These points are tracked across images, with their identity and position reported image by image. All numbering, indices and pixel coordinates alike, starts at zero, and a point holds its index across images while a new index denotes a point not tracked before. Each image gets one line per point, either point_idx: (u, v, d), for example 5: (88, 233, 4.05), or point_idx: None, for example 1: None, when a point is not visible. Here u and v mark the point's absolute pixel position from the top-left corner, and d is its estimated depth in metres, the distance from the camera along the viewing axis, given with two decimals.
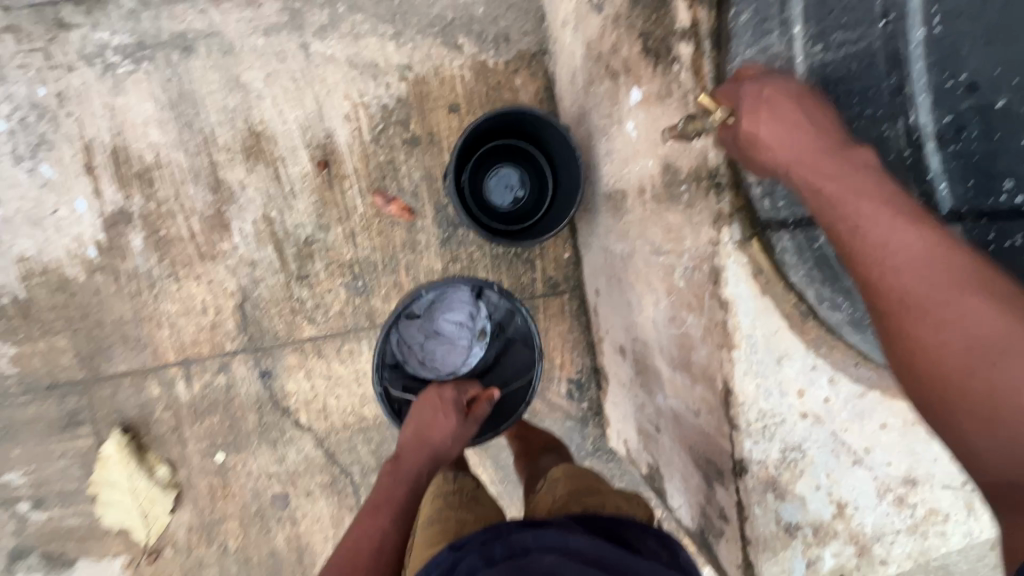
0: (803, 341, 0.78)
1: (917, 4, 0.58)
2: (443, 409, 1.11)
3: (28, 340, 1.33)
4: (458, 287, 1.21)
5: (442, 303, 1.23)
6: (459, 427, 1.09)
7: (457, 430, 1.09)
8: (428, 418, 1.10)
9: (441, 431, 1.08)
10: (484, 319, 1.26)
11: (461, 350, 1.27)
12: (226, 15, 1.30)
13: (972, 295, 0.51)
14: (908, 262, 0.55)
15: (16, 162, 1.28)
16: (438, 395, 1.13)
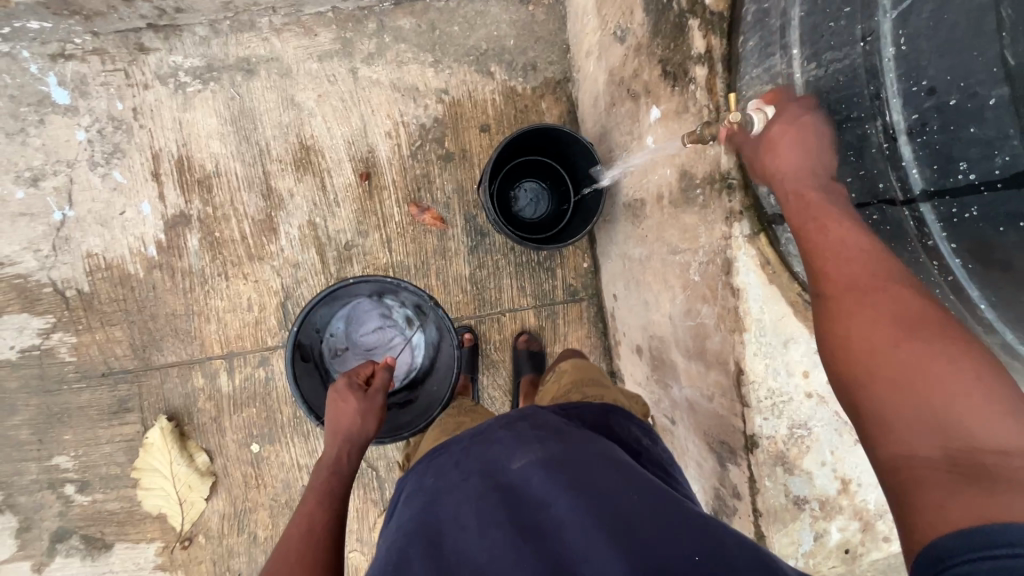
0: (807, 327, 0.86)
1: (889, 24, 0.52)
2: (341, 397, 1.07)
3: (88, 330, 1.44)
4: (357, 301, 1.37)
5: (356, 324, 1.39)
6: (361, 405, 1.05)
7: (361, 409, 1.05)
8: (335, 412, 1.05)
9: (352, 417, 1.04)
10: (399, 312, 1.39)
11: (403, 344, 1.41)
12: (286, 43, 1.45)
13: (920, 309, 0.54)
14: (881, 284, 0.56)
15: (91, 168, 1.41)
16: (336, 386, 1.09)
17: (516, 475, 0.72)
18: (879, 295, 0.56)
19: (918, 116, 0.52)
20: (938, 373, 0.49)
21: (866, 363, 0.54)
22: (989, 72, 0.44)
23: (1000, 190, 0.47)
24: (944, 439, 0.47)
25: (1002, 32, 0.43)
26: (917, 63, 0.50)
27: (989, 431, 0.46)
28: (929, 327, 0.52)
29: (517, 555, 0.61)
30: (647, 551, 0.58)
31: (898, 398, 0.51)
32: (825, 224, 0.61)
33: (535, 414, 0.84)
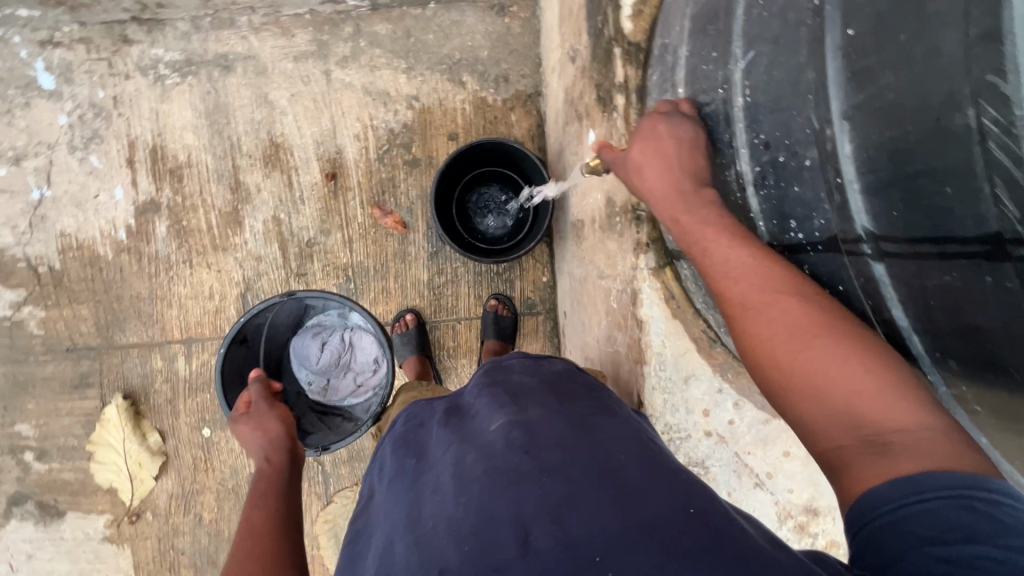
0: (710, 365, 0.85)
1: (738, 74, 0.52)
2: (238, 424, 1.03)
3: (56, 306, 1.50)
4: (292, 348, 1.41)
5: (310, 357, 1.41)
6: (252, 421, 1.02)
7: (257, 422, 1.02)
8: (244, 438, 1.02)
9: (257, 431, 1.00)
10: (330, 318, 1.43)
11: (361, 340, 1.43)
12: (263, 42, 1.49)
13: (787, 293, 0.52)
14: (744, 271, 0.55)
15: (70, 151, 1.48)
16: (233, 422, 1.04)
17: (491, 431, 0.67)
18: (767, 306, 0.52)
19: (759, 169, 0.51)
20: (834, 368, 0.48)
21: (774, 366, 0.52)
22: (803, 132, 0.44)
23: (821, 251, 0.47)
24: (855, 424, 0.47)
25: (810, 95, 0.42)
26: (756, 115, 0.50)
27: (891, 409, 0.45)
28: (813, 316, 0.50)
29: (491, 509, 0.57)
30: (638, 501, 0.55)
31: (807, 400, 0.49)
32: (704, 232, 0.58)
33: (509, 367, 0.80)
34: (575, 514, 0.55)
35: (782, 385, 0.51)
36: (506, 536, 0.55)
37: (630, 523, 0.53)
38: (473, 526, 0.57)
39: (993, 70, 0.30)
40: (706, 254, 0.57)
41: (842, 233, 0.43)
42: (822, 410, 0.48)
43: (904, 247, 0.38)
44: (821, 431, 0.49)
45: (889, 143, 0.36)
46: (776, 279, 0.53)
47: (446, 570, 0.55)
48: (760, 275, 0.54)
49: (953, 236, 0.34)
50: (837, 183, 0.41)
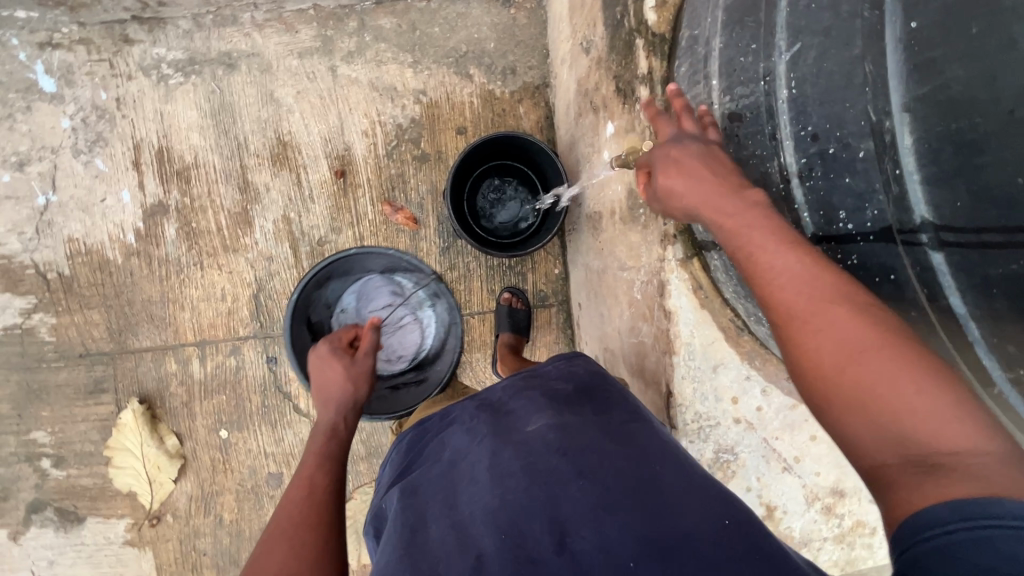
0: (737, 353, 0.86)
1: (782, 67, 0.52)
2: (329, 361, 1.02)
3: (67, 312, 1.49)
4: (370, 275, 1.37)
5: (370, 297, 1.38)
6: (348, 368, 1.01)
7: (349, 371, 1.01)
8: (324, 377, 1.01)
9: (347, 383, 0.99)
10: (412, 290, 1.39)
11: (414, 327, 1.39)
12: (267, 38, 1.47)
13: (838, 302, 0.49)
14: (792, 280, 0.52)
15: (74, 155, 1.46)
16: (320, 356, 1.03)
17: (529, 432, 0.70)
18: (816, 317, 0.50)
19: (805, 161, 0.52)
20: (890, 383, 0.46)
21: (820, 379, 0.49)
22: (858, 125, 0.44)
23: (873, 242, 0.48)
24: (904, 444, 0.45)
25: (867, 88, 0.43)
26: (804, 108, 0.50)
27: (951, 430, 0.43)
28: (867, 328, 0.48)
29: (529, 508, 0.61)
30: (676, 510, 0.58)
31: (854, 415, 0.47)
32: (748, 240, 0.55)
33: (543, 372, 0.83)
34: (610, 519, 0.58)
35: (826, 398, 0.49)
36: (543, 534, 0.59)
37: (665, 533, 0.56)
38: (510, 517, 0.61)
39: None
40: (751, 258, 0.55)
41: (898, 223, 0.44)
42: (870, 427, 0.46)
43: (965, 236, 0.39)
44: (868, 446, 0.47)
45: (955, 135, 0.37)
46: (826, 287, 0.50)
47: (482, 557, 0.58)
48: (809, 281, 0.51)
49: (1019, 225, 0.34)
50: (895, 174, 0.42)
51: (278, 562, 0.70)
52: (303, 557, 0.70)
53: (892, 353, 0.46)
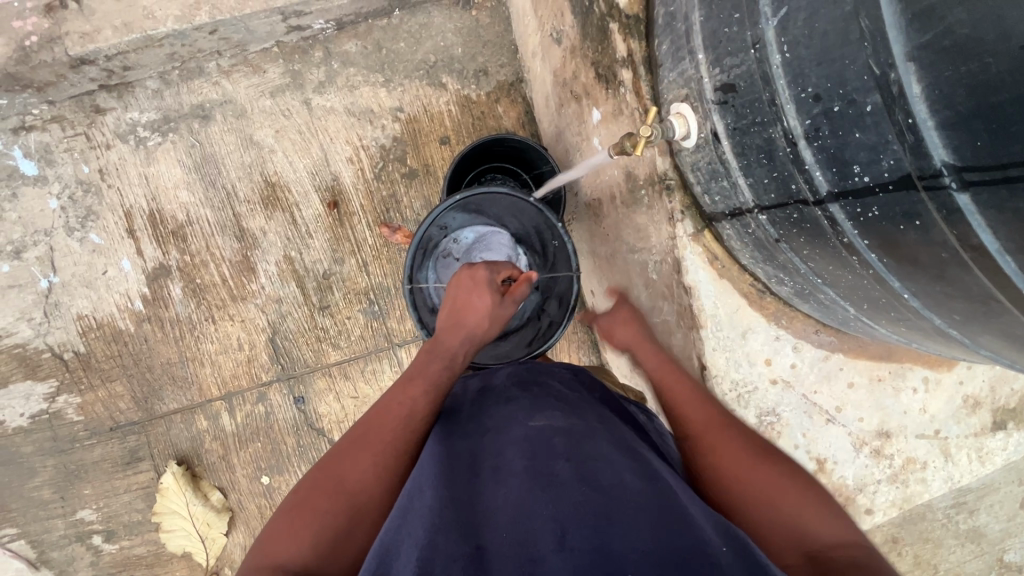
0: (764, 316, 0.88)
1: (772, 31, 0.52)
2: (478, 288, 0.95)
3: (90, 389, 1.49)
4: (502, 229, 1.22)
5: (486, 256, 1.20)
6: (495, 309, 0.94)
7: (493, 313, 0.93)
8: (461, 296, 0.96)
9: (488, 323, 0.93)
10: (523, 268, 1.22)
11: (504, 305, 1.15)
12: (236, 83, 1.46)
13: (737, 432, 0.77)
14: (712, 421, 0.79)
15: (68, 234, 1.45)
16: (474, 272, 0.97)
17: (534, 429, 0.71)
18: (732, 433, 0.77)
19: (811, 122, 0.51)
20: (777, 485, 0.71)
21: (740, 483, 0.71)
22: (861, 80, 0.44)
23: (892, 191, 0.48)
24: (802, 532, 0.65)
25: (865, 42, 0.42)
26: (802, 71, 0.50)
27: (822, 521, 0.66)
28: (760, 454, 0.75)
29: (529, 508, 0.60)
30: (677, 526, 0.56)
31: (762, 506, 0.69)
32: (681, 385, 0.83)
33: (546, 378, 0.87)
34: (608, 529, 0.56)
35: (744, 497, 0.70)
36: (543, 534, 0.57)
37: (663, 547, 0.54)
38: (510, 516, 0.60)
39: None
40: (687, 405, 0.81)
41: (918, 170, 0.44)
42: (772, 519, 0.68)
43: (987, 174, 0.39)
44: (776, 534, 0.66)
45: (967, 78, 0.37)
46: (729, 422, 0.79)
47: (482, 548, 0.57)
48: (723, 423, 0.78)
49: None
50: (908, 124, 0.42)
51: (359, 472, 0.74)
52: (382, 483, 0.74)
53: (777, 471, 0.73)
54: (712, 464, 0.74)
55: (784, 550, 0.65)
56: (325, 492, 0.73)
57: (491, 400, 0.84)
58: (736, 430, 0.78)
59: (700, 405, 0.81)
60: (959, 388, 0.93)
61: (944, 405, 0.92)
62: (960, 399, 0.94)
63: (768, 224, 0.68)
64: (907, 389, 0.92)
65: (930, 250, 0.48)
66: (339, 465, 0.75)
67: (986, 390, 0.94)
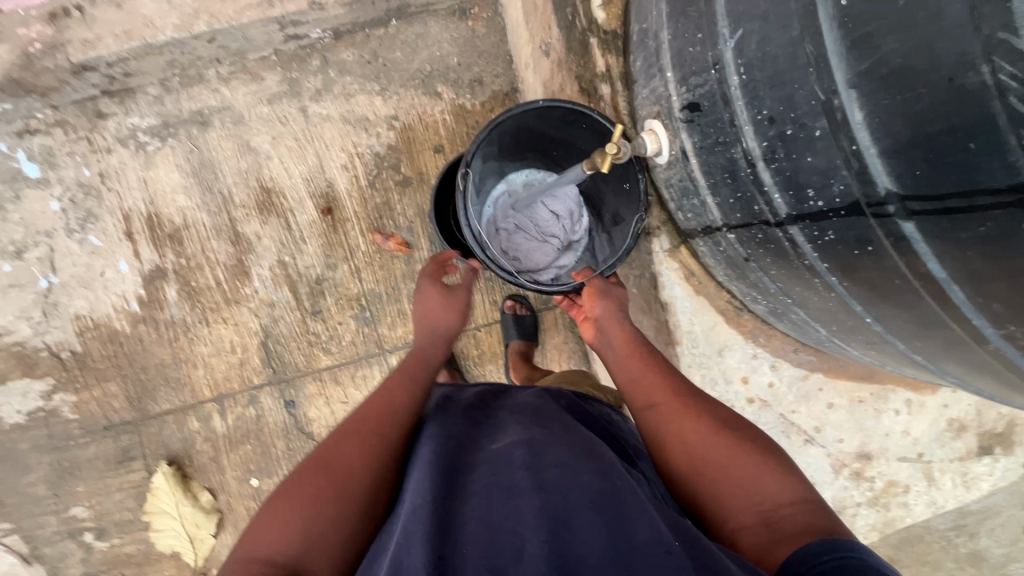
0: (741, 334, 0.87)
1: (729, 53, 0.52)
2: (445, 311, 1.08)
3: (85, 388, 1.52)
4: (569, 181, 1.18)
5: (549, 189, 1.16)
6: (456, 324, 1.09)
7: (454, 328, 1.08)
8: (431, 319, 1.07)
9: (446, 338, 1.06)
10: (578, 229, 1.18)
11: (552, 248, 1.16)
12: (235, 91, 1.49)
13: (693, 401, 0.77)
14: (667, 395, 0.78)
15: (68, 235, 1.48)
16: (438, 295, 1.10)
17: (497, 449, 0.71)
18: (691, 404, 0.76)
19: (767, 144, 0.51)
20: (739, 450, 0.69)
21: (699, 457, 0.70)
22: (809, 105, 0.44)
23: (844, 216, 0.47)
24: (759, 500, 0.65)
25: (811, 67, 0.42)
26: (757, 93, 0.50)
27: (774, 483, 0.66)
28: (717, 421, 0.73)
29: (495, 522, 0.60)
30: (633, 521, 0.58)
31: (719, 473, 0.68)
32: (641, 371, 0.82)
33: (509, 393, 0.89)
34: (569, 533, 0.58)
35: (698, 466, 0.70)
36: (506, 545, 0.57)
37: (619, 547, 0.56)
38: (476, 533, 0.60)
39: (1004, 27, 0.31)
40: (643, 385, 0.81)
41: (865, 197, 0.43)
42: (729, 486, 0.67)
43: (930, 203, 0.39)
44: (733, 500, 0.66)
45: (905, 107, 0.37)
46: (687, 393, 0.78)
47: (447, 558, 0.57)
48: (681, 396, 0.78)
49: (983, 189, 0.35)
50: (853, 150, 0.42)
51: (347, 460, 0.76)
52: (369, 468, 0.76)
53: (735, 435, 0.71)
54: (668, 434, 0.74)
55: (740, 514, 0.65)
56: (309, 475, 0.74)
57: (458, 409, 0.84)
58: (694, 401, 0.77)
59: (658, 381, 0.80)
60: (944, 410, 0.91)
61: (927, 428, 0.90)
62: (945, 422, 0.92)
63: (736, 243, 0.67)
64: (889, 411, 0.91)
65: (883, 275, 0.48)
66: (331, 459, 0.76)
67: (972, 414, 0.92)
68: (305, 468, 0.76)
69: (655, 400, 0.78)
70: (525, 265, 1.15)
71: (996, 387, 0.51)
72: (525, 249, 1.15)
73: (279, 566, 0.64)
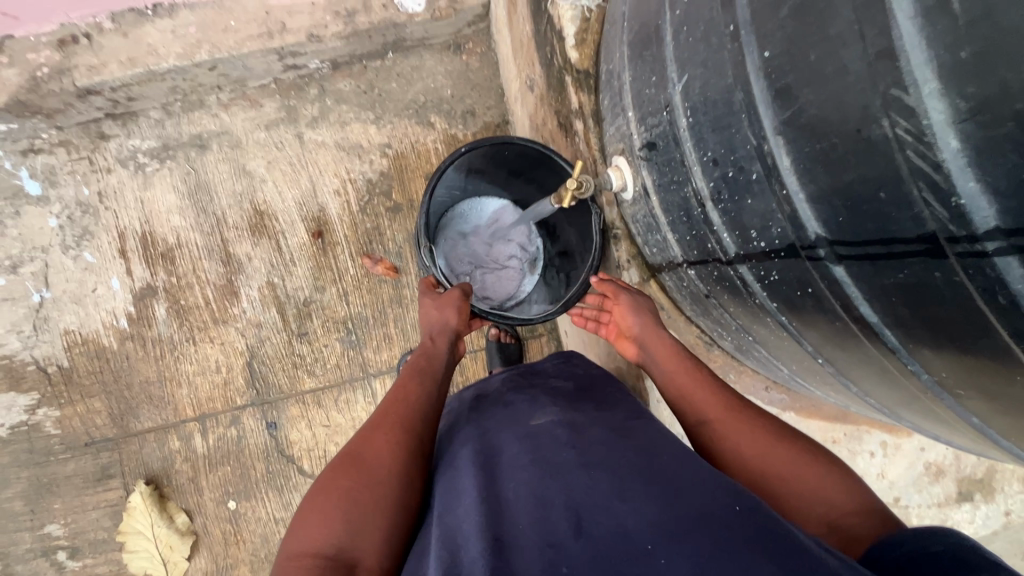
0: (712, 369, 0.88)
1: (677, 94, 0.55)
2: (443, 307, 1.00)
3: (69, 403, 1.52)
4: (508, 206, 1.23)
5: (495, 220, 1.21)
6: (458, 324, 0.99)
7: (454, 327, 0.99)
8: (429, 316, 1.00)
9: (445, 329, 0.98)
10: (534, 247, 1.23)
11: (514, 273, 1.21)
12: (234, 116, 1.53)
13: (743, 408, 0.75)
14: (716, 403, 0.75)
15: (63, 251, 1.51)
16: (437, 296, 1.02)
17: (536, 426, 0.71)
18: (741, 412, 0.74)
19: (713, 184, 0.53)
20: (799, 457, 0.68)
21: (757, 465, 0.69)
22: (745, 148, 0.47)
23: (784, 258, 0.48)
24: (824, 504, 0.64)
25: (743, 114, 0.46)
26: (701, 134, 0.52)
27: (838, 488, 0.65)
28: (769, 428, 0.72)
29: (546, 499, 0.59)
30: (686, 495, 0.56)
31: (779, 480, 0.67)
32: (689, 382, 0.78)
33: (543, 376, 0.90)
34: (622, 505, 0.56)
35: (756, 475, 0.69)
36: (560, 520, 0.56)
37: (676, 515, 0.54)
38: (528, 509, 0.59)
39: (895, 85, 0.34)
40: (691, 394, 0.77)
41: (799, 240, 0.46)
42: (793, 495, 0.66)
43: (856, 249, 0.41)
44: (800, 506, 0.65)
45: (822, 155, 0.40)
46: (734, 402, 0.75)
47: (500, 538, 0.56)
48: (729, 405, 0.75)
49: (899, 236, 0.37)
50: (784, 195, 0.45)
51: (378, 456, 0.75)
52: (400, 464, 0.75)
53: (790, 442, 0.70)
54: (723, 445, 0.72)
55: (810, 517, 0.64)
56: (346, 469, 0.74)
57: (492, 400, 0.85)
58: (741, 410, 0.75)
59: (703, 389, 0.77)
60: (920, 454, 0.90)
61: (902, 472, 0.89)
62: (922, 466, 0.91)
63: (697, 279, 0.68)
64: (864, 453, 0.90)
65: (823, 315, 0.48)
66: (365, 456, 0.75)
67: (950, 459, 0.91)
68: (346, 457, 0.76)
69: (707, 413, 0.74)
70: (496, 297, 1.20)
71: (969, 439, 0.49)
72: (490, 285, 1.20)
73: (330, 558, 0.65)
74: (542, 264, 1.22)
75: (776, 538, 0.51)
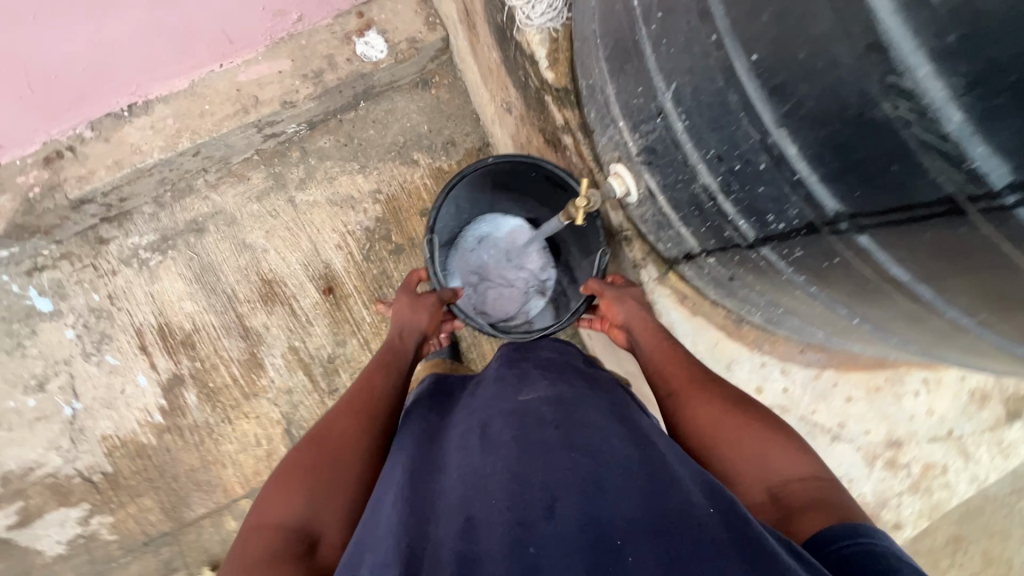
0: (745, 345, 0.90)
1: (669, 102, 0.59)
2: (416, 305, 1.05)
3: (120, 507, 1.53)
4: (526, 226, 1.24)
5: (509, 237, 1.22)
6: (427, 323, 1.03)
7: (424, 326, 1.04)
8: (402, 312, 1.05)
9: (415, 326, 1.03)
10: (545, 274, 1.24)
11: (519, 294, 1.22)
12: (224, 194, 1.56)
13: (705, 385, 0.79)
14: (681, 376, 0.81)
15: (86, 359, 1.53)
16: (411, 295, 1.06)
17: (523, 406, 0.72)
18: (704, 386, 0.78)
19: (722, 178, 0.57)
20: (758, 430, 0.71)
21: (714, 434, 0.73)
22: (748, 143, 0.51)
23: (806, 235, 0.52)
24: (770, 478, 0.67)
25: (740, 112, 0.50)
26: (700, 135, 0.57)
27: (788, 461, 0.68)
28: (728, 404, 0.76)
29: (524, 473, 0.60)
30: (670, 488, 0.57)
31: (730, 453, 0.71)
32: (662, 361, 0.84)
33: (532, 353, 0.90)
34: (599, 495, 0.57)
35: (714, 446, 0.72)
36: (535, 500, 0.57)
37: (652, 509, 0.55)
38: (502, 484, 0.59)
39: (888, 73, 0.37)
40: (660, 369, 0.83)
41: (818, 217, 0.50)
42: (747, 466, 0.69)
43: (879, 216, 0.44)
44: (749, 478, 0.68)
45: (825, 139, 0.44)
46: (699, 378, 0.80)
47: (472, 518, 0.57)
48: (691, 380, 0.80)
49: (917, 200, 0.40)
50: (796, 179, 0.49)
51: (345, 446, 0.81)
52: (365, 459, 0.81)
53: (752, 416, 0.73)
54: (684, 415, 0.77)
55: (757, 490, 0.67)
56: (312, 454, 0.80)
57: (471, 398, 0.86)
58: (706, 385, 0.79)
59: (672, 366, 0.83)
60: (962, 384, 0.92)
61: (949, 405, 0.91)
62: (967, 395, 0.92)
63: (719, 265, 0.70)
64: (909, 394, 0.91)
65: (851, 278, 0.51)
66: (330, 441, 0.81)
67: (993, 382, 0.93)
68: (313, 443, 0.81)
69: (672, 386, 0.81)
70: (495, 313, 1.21)
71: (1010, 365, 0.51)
72: (492, 298, 1.22)
73: (290, 529, 0.70)
74: (550, 291, 1.23)
75: (737, 535, 0.51)
